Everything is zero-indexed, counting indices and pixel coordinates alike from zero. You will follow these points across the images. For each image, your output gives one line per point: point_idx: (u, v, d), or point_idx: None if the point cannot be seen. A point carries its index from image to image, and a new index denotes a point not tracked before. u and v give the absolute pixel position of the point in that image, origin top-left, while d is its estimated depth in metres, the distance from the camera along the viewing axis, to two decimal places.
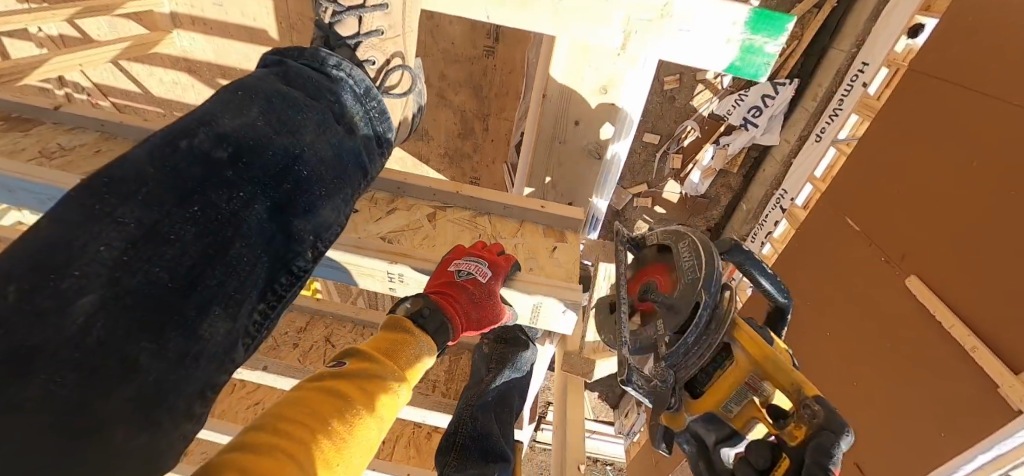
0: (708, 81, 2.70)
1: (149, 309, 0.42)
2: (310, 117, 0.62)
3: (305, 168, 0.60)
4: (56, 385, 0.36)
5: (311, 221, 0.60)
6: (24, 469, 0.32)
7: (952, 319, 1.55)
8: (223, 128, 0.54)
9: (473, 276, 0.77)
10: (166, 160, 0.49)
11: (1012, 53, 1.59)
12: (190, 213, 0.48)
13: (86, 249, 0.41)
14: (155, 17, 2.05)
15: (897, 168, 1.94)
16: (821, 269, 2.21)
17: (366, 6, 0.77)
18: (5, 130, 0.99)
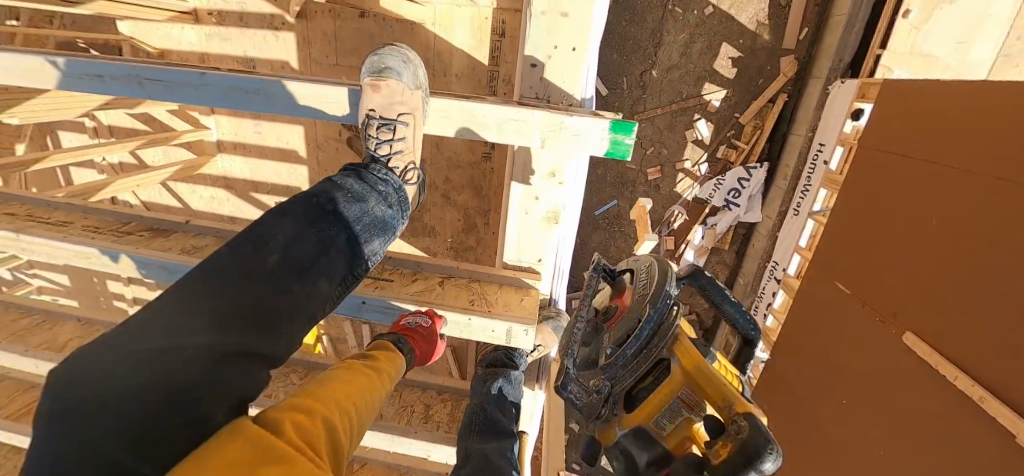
0: (688, 170, 2.99)
1: (290, 273, 0.83)
2: (375, 193, 1.03)
3: (369, 220, 0.99)
4: (253, 293, 0.79)
5: (369, 251, 0.98)
6: (237, 323, 0.75)
7: (954, 370, 1.56)
8: (334, 193, 0.95)
9: (421, 323, 1.18)
10: (305, 207, 0.91)
11: (939, 125, 1.83)
12: (314, 232, 0.89)
13: (269, 238, 0.84)
14: (203, 145, 2.43)
15: (870, 233, 2.08)
16: (825, 335, 2.23)
17: (393, 139, 1.08)
18: (150, 238, 1.27)
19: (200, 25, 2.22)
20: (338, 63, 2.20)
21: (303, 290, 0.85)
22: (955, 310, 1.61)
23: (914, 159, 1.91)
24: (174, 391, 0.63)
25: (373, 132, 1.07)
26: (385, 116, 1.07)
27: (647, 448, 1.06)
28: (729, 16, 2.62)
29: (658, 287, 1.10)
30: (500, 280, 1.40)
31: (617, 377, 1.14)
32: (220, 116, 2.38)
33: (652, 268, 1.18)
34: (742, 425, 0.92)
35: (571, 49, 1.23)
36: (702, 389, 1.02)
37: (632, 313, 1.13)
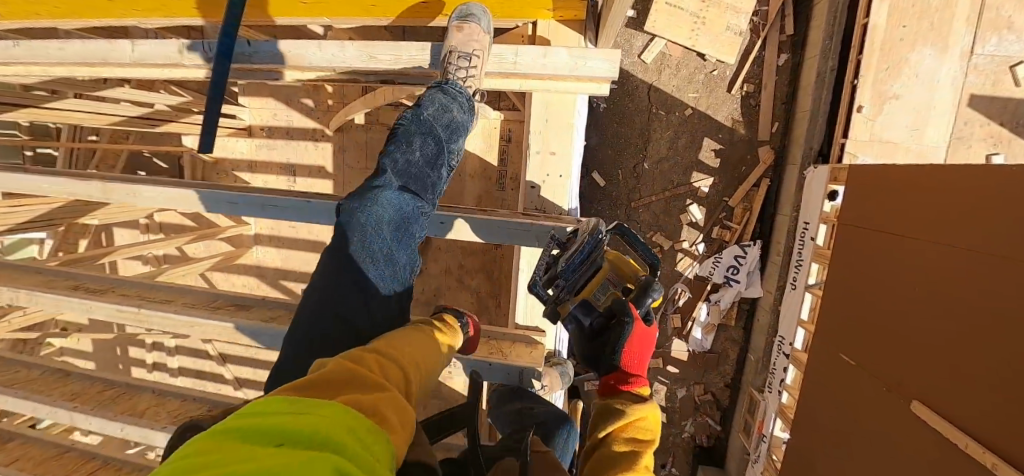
0: (686, 249, 3.19)
1: (404, 202, 1.16)
2: (452, 117, 1.26)
3: (447, 144, 1.27)
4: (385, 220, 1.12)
5: (445, 166, 1.29)
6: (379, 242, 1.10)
7: (963, 438, 1.58)
8: (420, 128, 1.22)
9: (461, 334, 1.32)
10: (406, 144, 1.20)
11: (904, 203, 2.04)
12: (408, 167, 1.19)
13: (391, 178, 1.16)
14: (242, 237, 2.70)
15: (862, 303, 2.19)
16: (840, 408, 2.22)
17: (466, 72, 1.28)
18: (234, 312, 1.44)
19: (252, 138, 2.61)
20: (367, 167, 2.52)
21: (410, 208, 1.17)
22: (958, 377, 1.65)
23: (895, 234, 2.07)
24: (354, 297, 1.05)
25: (453, 65, 1.27)
26: (463, 51, 1.26)
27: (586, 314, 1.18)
28: (707, 116, 3.00)
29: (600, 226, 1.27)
30: (513, 337, 1.59)
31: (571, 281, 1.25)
32: (261, 212, 2.68)
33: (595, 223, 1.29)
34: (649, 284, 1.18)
35: (560, 176, 1.64)
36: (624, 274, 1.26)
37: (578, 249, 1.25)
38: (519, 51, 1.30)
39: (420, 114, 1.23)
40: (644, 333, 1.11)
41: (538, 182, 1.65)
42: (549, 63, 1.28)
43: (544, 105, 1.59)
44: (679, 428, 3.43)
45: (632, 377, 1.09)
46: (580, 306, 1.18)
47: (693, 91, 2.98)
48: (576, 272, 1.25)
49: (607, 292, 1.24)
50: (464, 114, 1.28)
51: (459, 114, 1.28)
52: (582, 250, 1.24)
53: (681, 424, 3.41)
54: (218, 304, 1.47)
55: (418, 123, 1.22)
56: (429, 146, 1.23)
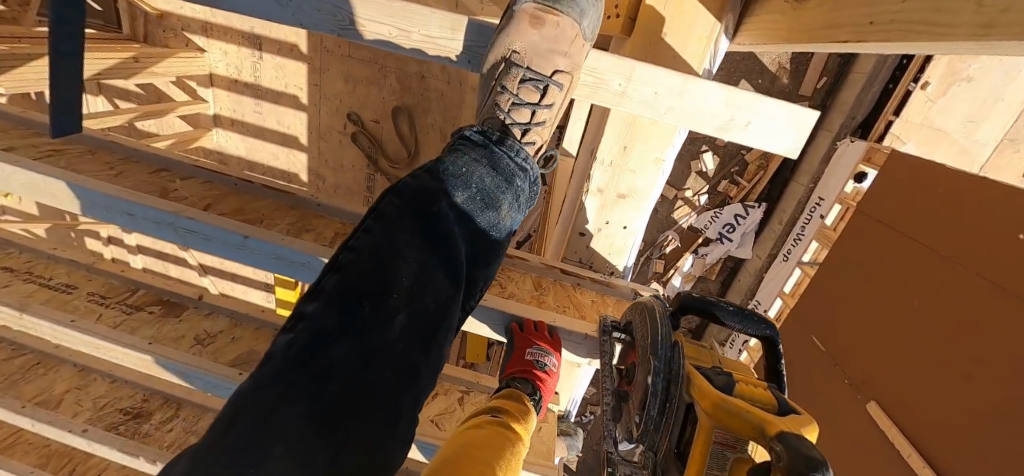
0: (687, 199, 3.01)
1: (389, 362, 0.52)
2: (505, 194, 0.66)
3: (490, 242, 0.65)
4: (317, 400, 0.46)
5: (486, 273, 0.66)
6: (299, 456, 0.44)
7: (909, 448, 1.67)
8: (455, 200, 0.60)
9: (551, 367, 0.89)
10: (418, 227, 0.57)
11: (930, 208, 1.90)
12: (409, 280, 0.54)
13: (369, 298, 0.51)
14: (198, 117, 2.29)
15: (851, 295, 2.18)
16: (797, 384, 2.34)
17: (540, 103, 0.76)
18: (153, 319, 0.97)
19: None
20: (349, 55, 2.04)
21: (400, 376, 0.53)
22: (917, 391, 1.71)
23: (908, 237, 1.96)
24: None
25: (513, 84, 0.75)
26: (539, 70, 0.75)
27: None
28: (751, 54, 2.58)
29: (658, 311, 0.81)
30: None
31: (656, 440, 0.72)
32: (220, 89, 2.23)
33: (647, 306, 0.86)
34: (784, 450, 0.52)
35: (624, 227, 1.21)
36: (733, 426, 0.61)
37: (641, 376, 0.75)
38: (635, 74, 0.85)
39: (434, 194, 0.59)
40: None
41: (591, 231, 1.22)
42: (684, 106, 0.88)
43: (626, 130, 1.06)
44: None
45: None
46: None
47: None
48: (659, 429, 0.72)
49: (729, 467, 0.61)
50: (515, 213, 0.68)
51: (505, 213, 0.66)
52: (656, 391, 0.70)
53: None
54: (137, 306, 0.99)
55: (426, 213, 0.57)
56: (444, 272, 0.58)
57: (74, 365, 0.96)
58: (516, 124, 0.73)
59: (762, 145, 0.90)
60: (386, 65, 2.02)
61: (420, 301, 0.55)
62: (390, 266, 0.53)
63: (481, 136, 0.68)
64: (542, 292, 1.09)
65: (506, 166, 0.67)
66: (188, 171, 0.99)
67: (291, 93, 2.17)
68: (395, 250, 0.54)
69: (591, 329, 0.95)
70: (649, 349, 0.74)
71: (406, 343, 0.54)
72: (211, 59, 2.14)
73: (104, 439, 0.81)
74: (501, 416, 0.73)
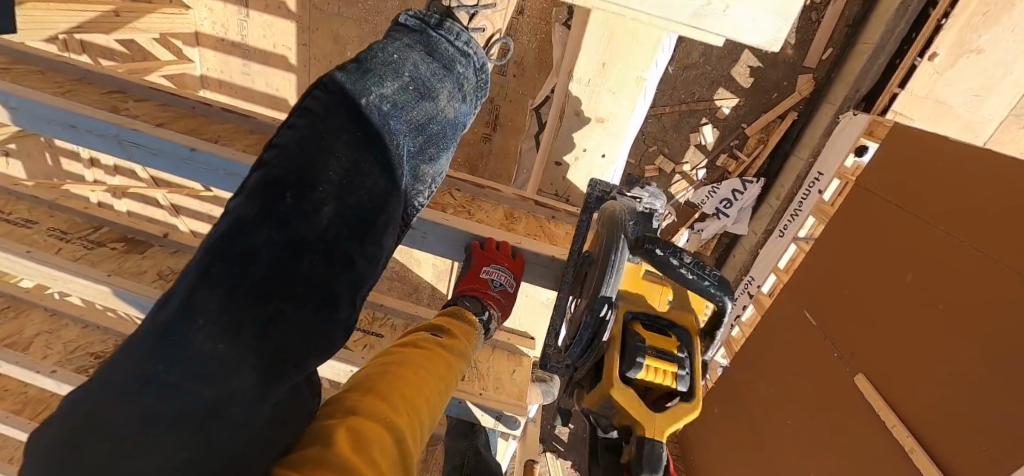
0: (685, 173, 2.95)
1: (328, 237, 0.58)
2: (444, 85, 0.76)
3: (430, 132, 0.75)
4: (243, 280, 0.49)
5: (429, 164, 0.77)
6: (222, 324, 0.46)
7: (894, 419, 1.68)
8: (386, 95, 0.69)
9: (504, 288, 0.92)
10: (348, 121, 0.63)
11: (932, 181, 1.86)
12: (341, 166, 0.60)
13: (295, 184, 0.56)
14: (184, 78, 2.23)
15: (844, 268, 2.17)
16: (785, 357, 2.35)
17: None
18: (116, 255, 0.95)
19: None
20: (339, 12, 1.96)
21: (340, 249, 0.59)
22: (907, 362, 1.71)
23: (905, 211, 1.93)
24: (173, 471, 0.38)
25: None
26: None
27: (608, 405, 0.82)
28: None
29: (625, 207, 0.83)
30: (492, 343, 1.13)
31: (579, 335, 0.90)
32: (207, 49, 2.16)
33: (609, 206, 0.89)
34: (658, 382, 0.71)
35: (602, 156, 1.26)
36: None
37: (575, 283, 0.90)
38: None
39: (364, 86, 0.67)
40: None
41: (567, 161, 1.28)
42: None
43: (602, 48, 1.09)
44: None
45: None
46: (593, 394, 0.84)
47: None
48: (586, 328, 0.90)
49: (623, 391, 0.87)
50: (456, 102, 0.79)
51: (436, 105, 0.75)
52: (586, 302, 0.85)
53: None
54: (101, 243, 0.97)
55: (362, 98, 0.66)
56: (378, 163, 0.65)
57: (46, 310, 0.94)
58: (460, 5, 0.79)
59: (743, 31, 0.88)
60: (378, 24, 1.94)
61: (351, 185, 0.61)
62: (317, 152, 0.59)
63: (417, 21, 0.78)
64: (512, 222, 1.08)
65: (439, 55, 0.76)
66: (143, 93, 0.97)
67: (280, 53, 2.10)
68: (320, 144, 0.60)
69: (557, 252, 0.97)
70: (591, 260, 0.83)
71: (338, 219, 0.59)
72: (197, 17, 2.07)
73: (64, 374, 0.80)
74: (440, 336, 0.75)
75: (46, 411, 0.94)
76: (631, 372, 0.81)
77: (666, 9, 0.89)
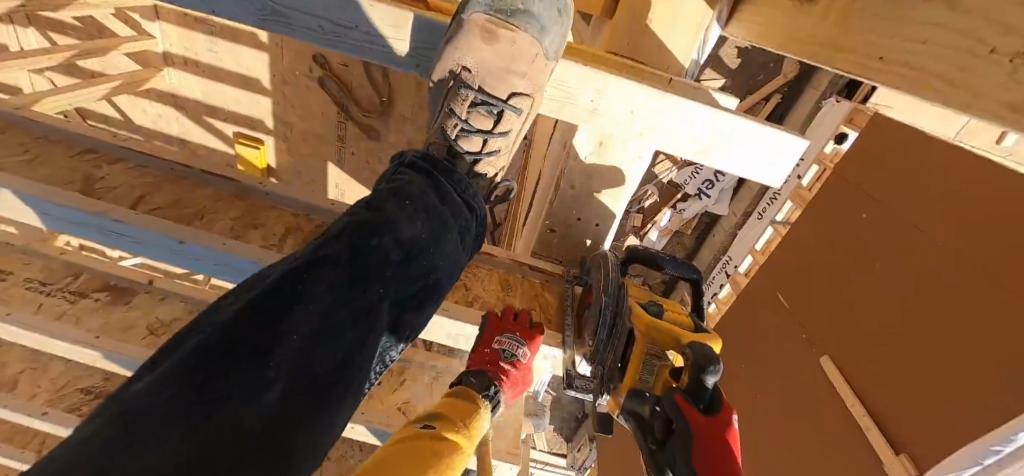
0: (669, 153, 2.96)
1: (300, 408, 0.48)
2: (454, 234, 0.74)
3: (432, 281, 0.70)
4: (212, 436, 0.40)
5: (414, 317, 0.69)
6: (171, 472, 0.36)
7: (853, 398, 1.80)
8: (401, 235, 0.64)
9: (516, 357, 0.89)
10: (357, 257, 0.58)
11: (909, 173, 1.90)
12: (342, 312, 0.54)
13: (282, 335, 0.48)
14: (146, 55, 2.07)
15: (818, 255, 2.25)
16: (757, 338, 2.48)
17: (493, 131, 0.85)
18: (101, 306, 0.97)
19: None
20: None
21: (313, 426, 0.50)
22: (869, 348, 1.83)
23: (880, 201, 2.00)
24: None
25: (462, 110, 0.83)
26: (490, 94, 0.83)
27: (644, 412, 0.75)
28: None
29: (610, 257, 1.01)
30: None
31: (597, 353, 0.90)
32: (168, 24, 2.00)
33: (603, 255, 1.04)
34: (693, 351, 0.72)
35: (596, 224, 1.29)
36: (661, 338, 0.81)
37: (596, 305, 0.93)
38: (607, 91, 0.94)
39: (377, 218, 0.62)
40: (718, 434, 0.60)
41: (560, 229, 1.31)
42: (663, 126, 0.97)
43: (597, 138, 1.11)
44: None
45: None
46: (626, 403, 0.76)
47: None
48: (606, 348, 0.89)
49: (656, 371, 0.80)
50: (460, 253, 0.76)
51: (439, 253, 0.71)
52: (603, 323, 0.90)
53: None
54: (83, 292, 0.98)
55: (370, 243, 0.60)
56: (374, 311, 0.59)
57: (25, 347, 0.98)
58: (465, 152, 0.84)
59: (746, 173, 1.01)
60: None
61: (337, 328, 0.53)
62: (309, 287, 0.52)
63: (426, 166, 0.75)
64: (508, 291, 1.10)
65: (447, 200, 0.74)
66: (117, 153, 1.05)
67: (248, 29, 1.95)
68: (316, 275, 0.53)
69: (553, 339, 1.01)
70: (600, 288, 0.94)
71: (320, 377, 0.51)
72: None
73: (63, 420, 0.84)
74: (433, 427, 0.67)
75: (38, 440, 0.95)
76: (652, 361, 0.81)
77: (674, 145, 0.98)
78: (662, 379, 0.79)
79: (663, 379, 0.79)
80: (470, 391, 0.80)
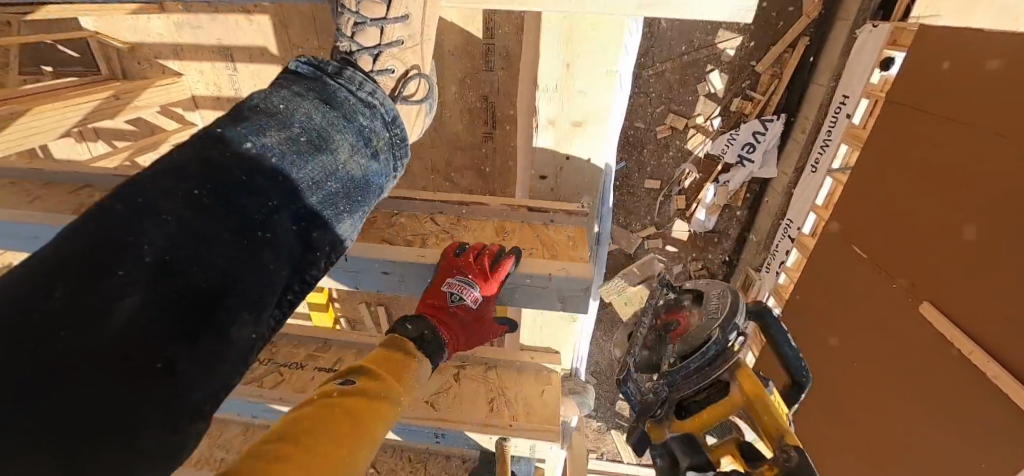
0: (699, 126, 2.84)
1: (166, 327, 0.42)
2: (362, 139, 0.62)
3: (346, 186, 0.60)
4: (3, 377, 0.34)
5: (331, 234, 0.58)
6: None
7: (969, 345, 1.55)
8: (275, 138, 0.53)
9: (464, 302, 0.80)
10: (219, 167, 0.49)
11: (978, 78, 1.66)
12: (217, 223, 0.47)
13: (127, 249, 0.42)
14: None
15: (890, 195, 2.01)
16: (838, 299, 2.23)
17: (389, 17, 0.71)
18: None
19: (168, 15, 2.00)
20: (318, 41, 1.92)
21: (208, 339, 0.45)
22: (975, 282, 1.58)
23: (947, 116, 1.77)
24: None
25: (350, 2, 0.70)
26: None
27: (683, 462, 0.78)
28: None
29: (738, 307, 0.86)
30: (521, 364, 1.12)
31: (674, 382, 0.87)
32: (206, 110, 2.21)
33: (723, 293, 0.90)
34: (795, 458, 0.70)
35: None
36: (759, 419, 0.78)
37: (692, 339, 0.87)
38: None
39: (243, 127, 0.52)
40: None
41: None
42: None
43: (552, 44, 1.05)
44: None
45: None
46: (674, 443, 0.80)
47: None
48: (684, 376, 0.86)
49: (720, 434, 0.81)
50: (375, 158, 0.64)
51: (347, 157, 0.60)
52: (688, 368, 0.85)
53: None
54: None
55: (238, 148, 0.51)
56: (261, 219, 0.50)
57: None
58: (363, 46, 0.71)
59: None
60: None
61: (201, 228, 0.46)
62: (149, 202, 0.44)
63: (310, 67, 0.63)
64: (505, 236, 0.98)
65: (341, 100, 0.62)
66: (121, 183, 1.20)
67: None
68: (161, 192, 0.45)
69: (556, 267, 0.84)
70: (717, 323, 0.85)
71: (188, 293, 0.44)
72: (189, 80, 2.12)
73: None
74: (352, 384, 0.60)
75: None
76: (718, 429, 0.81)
77: None
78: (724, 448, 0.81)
79: (724, 448, 0.82)
80: (402, 340, 0.75)
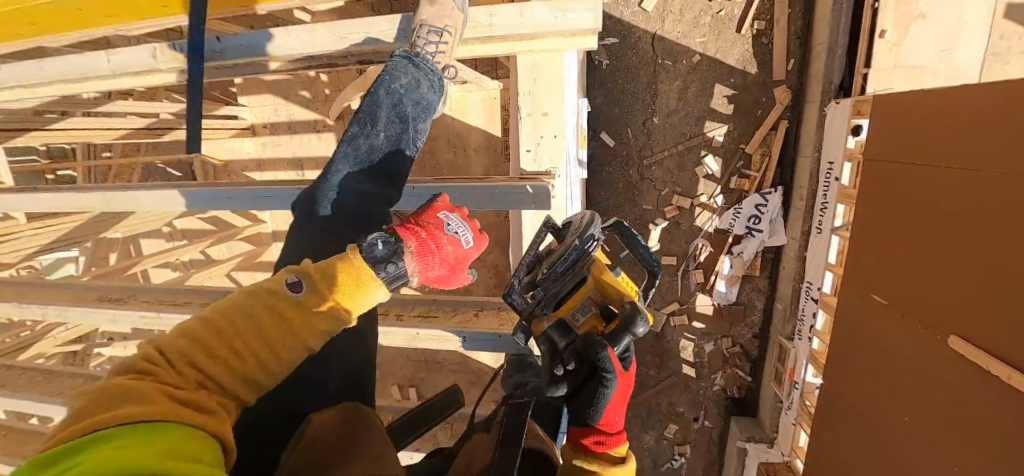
0: (704, 204, 3.10)
1: (383, 174, 1.36)
2: (427, 89, 1.42)
3: (420, 113, 1.42)
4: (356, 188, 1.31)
5: (419, 135, 1.44)
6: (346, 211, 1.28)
7: (1006, 369, 1.51)
8: (396, 86, 1.36)
9: (455, 228, 1.26)
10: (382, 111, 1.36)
11: (935, 128, 1.90)
12: (392, 134, 1.37)
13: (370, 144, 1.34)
14: (260, 236, 2.84)
15: (892, 239, 2.10)
16: (875, 351, 2.17)
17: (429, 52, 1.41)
18: None
19: (257, 137, 2.68)
20: None
21: (396, 179, 1.39)
22: (991, 305, 1.59)
23: (920, 164, 1.96)
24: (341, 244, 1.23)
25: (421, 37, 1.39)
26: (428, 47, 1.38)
27: (558, 345, 1.22)
28: (716, 60, 2.85)
29: (594, 224, 1.36)
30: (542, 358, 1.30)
31: (551, 287, 1.36)
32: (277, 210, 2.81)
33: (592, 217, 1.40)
34: (628, 308, 1.20)
35: (554, 136, 1.70)
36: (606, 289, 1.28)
37: (564, 251, 1.36)
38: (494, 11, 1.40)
39: (384, 88, 1.36)
40: (625, 382, 1.08)
41: (534, 146, 1.73)
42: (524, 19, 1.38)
43: (530, 70, 1.62)
44: (710, 382, 3.45)
45: (603, 436, 0.99)
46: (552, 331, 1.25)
47: (700, 36, 2.83)
48: (558, 280, 1.36)
49: (585, 314, 1.28)
50: (433, 94, 1.44)
51: (421, 100, 1.41)
52: (565, 260, 1.34)
53: (712, 377, 3.43)
54: None
55: (387, 89, 1.36)
56: (398, 131, 1.38)
57: None
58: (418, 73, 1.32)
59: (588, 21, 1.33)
60: None
61: (387, 138, 1.37)
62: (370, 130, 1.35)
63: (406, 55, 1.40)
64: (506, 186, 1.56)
65: (416, 64, 1.38)
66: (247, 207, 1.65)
67: None
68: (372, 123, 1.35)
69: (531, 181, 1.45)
70: (579, 244, 1.32)
71: (389, 160, 1.37)
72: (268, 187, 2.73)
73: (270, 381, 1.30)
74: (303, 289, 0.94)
75: None
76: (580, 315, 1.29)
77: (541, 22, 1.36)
78: (588, 322, 1.27)
79: (590, 321, 1.27)
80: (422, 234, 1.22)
